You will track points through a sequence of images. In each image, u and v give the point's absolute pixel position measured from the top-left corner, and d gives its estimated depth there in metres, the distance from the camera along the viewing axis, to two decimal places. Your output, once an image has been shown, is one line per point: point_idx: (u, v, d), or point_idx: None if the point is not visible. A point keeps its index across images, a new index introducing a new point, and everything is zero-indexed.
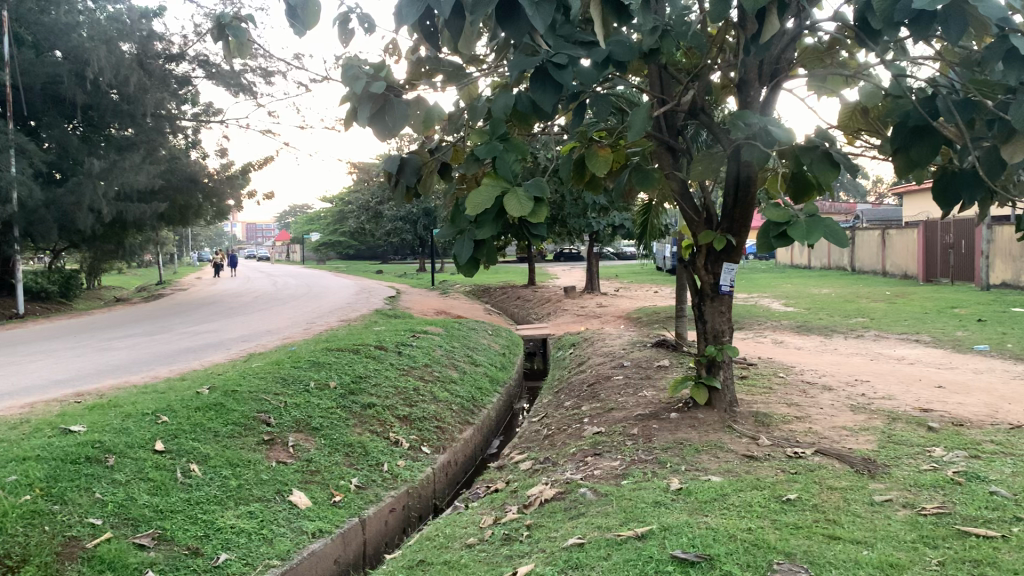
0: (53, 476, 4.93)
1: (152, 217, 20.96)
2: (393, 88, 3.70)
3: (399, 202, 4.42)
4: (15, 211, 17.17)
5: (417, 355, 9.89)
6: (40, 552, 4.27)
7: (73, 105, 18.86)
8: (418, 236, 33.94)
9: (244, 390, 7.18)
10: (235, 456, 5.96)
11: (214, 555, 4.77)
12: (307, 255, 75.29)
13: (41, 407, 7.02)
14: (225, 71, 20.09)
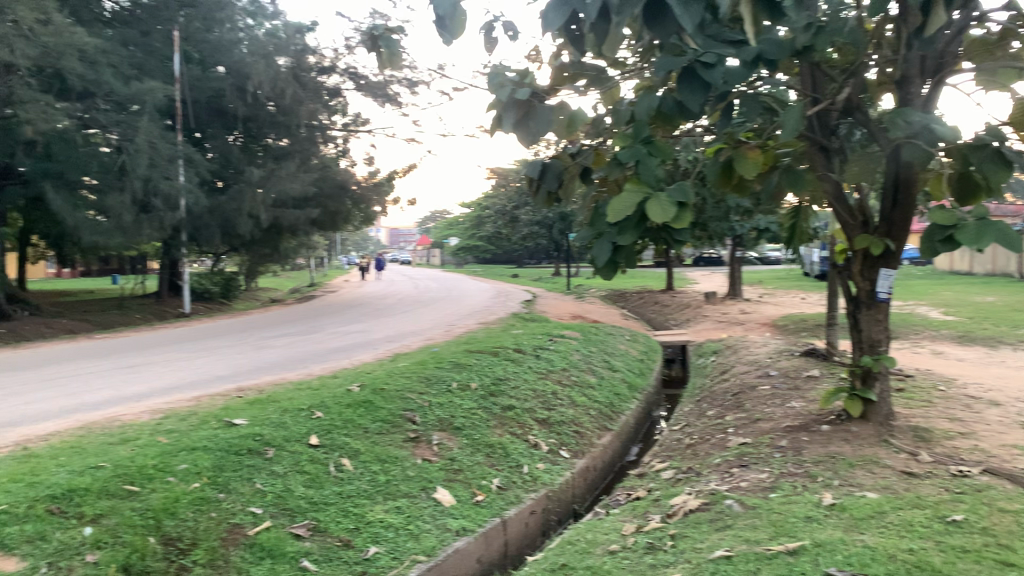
0: (219, 466, 5.25)
1: (305, 222, 22.02)
2: (537, 94, 3.71)
3: (539, 207, 4.42)
4: (183, 217, 18.45)
5: (554, 359, 9.92)
6: (208, 537, 4.56)
7: (234, 117, 20.08)
8: (554, 240, 34.12)
9: (391, 389, 7.41)
10: (383, 452, 6.16)
11: (364, 548, 4.94)
12: (446, 259, 77.19)
13: (207, 400, 7.50)
14: (373, 82, 20.83)
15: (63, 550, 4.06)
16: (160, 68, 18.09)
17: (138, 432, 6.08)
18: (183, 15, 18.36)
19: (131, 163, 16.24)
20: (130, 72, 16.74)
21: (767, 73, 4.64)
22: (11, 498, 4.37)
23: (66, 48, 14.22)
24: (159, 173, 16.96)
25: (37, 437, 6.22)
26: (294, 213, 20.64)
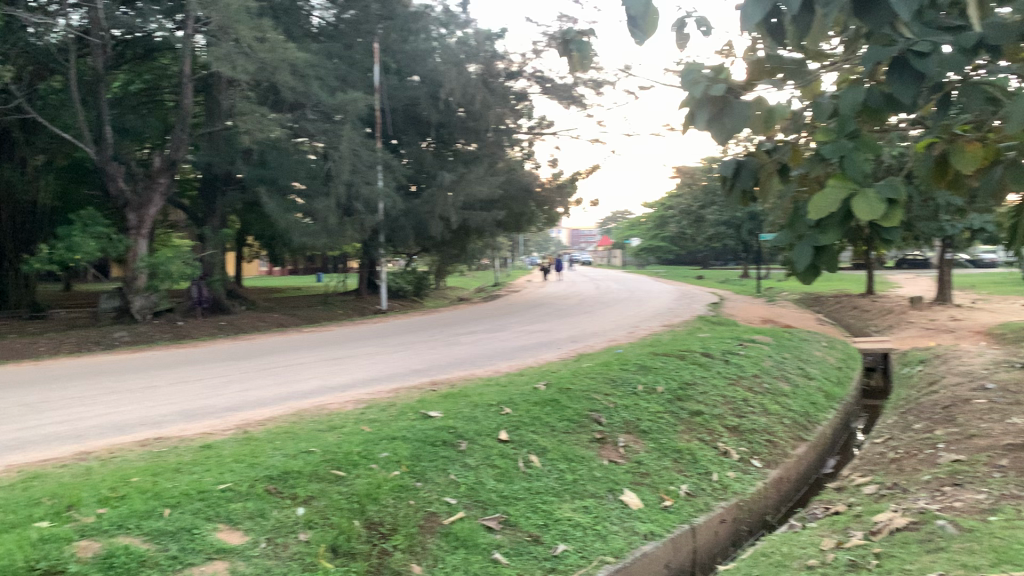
0: (417, 455, 5.51)
1: (492, 224, 22.56)
2: (733, 90, 3.61)
3: (732, 207, 4.27)
4: (381, 219, 19.42)
5: (745, 364, 9.63)
6: (407, 523, 4.77)
7: (428, 124, 20.95)
8: (742, 241, 33.06)
9: (577, 389, 7.47)
10: (570, 451, 6.22)
11: (553, 545, 4.98)
12: (628, 259, 76.76)
13: (404, 393, 7.87)
14: (559, 86, 21.01)
15: (280, 527, 4.39)
16: (361, 79, 19.20)
17: (344, 420, 6.48)
18: (382, 27, 19.36)
19: (334, 169, 17.27)
20: (335, 84, 17.82)
21: (989, 60, 4.27)
22: (234, 477, 4.80)
23: (279, 63, 15.35)
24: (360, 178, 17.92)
25: (255, 422, 6.77)
26: (482, 215, 21.20)
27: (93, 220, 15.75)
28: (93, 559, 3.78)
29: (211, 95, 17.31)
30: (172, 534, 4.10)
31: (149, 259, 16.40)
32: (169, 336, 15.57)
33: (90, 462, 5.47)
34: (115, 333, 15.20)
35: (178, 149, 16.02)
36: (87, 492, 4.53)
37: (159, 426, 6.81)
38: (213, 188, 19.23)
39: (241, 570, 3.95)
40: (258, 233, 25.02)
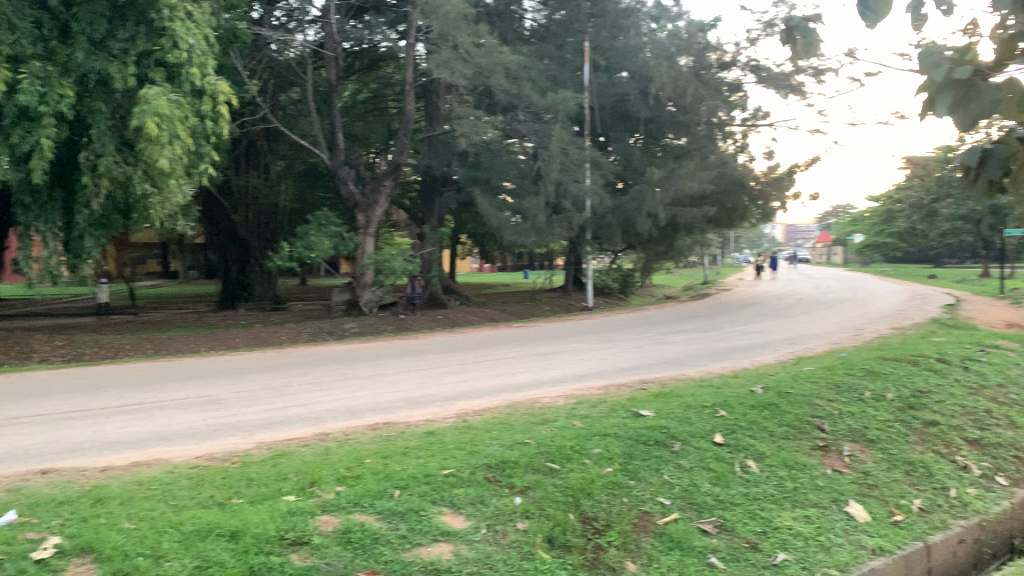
0: (630, 454, 5.52)
1: (703, 220, 22.04)
2: (979, 71, 3.29)
3: (979, 200, 3.84)
4: (590, 216, 19.54)
5: (988, 372, 8.78)
6: (620, 521, 4.75)
7: (637, 120, 20.87)
8: (982, 237, 30.12)
9: (797, 394, 7.16)
10: (790, 458, 5.96)
11: (773, 554, 4.75)
12: (850, 257, 72.12)
13: (616, 390, 7.86)
14: (776, 75, 20.17)
15: (499, 515, 4.54)
16: (572, 78, 19.46)
17: (557, 415, 6.59)
18: (592, 25, 19.51)
19: (545, 168, 17.57)
20: (547, 84, 18.16)
21: None
22: (457, 463, 5.03)
23: (495, 66, 15.88)
24: (570, 176, 18.10)
25: (474, 411, 7.05)
26: (692, 211, 20.77)
27: (326, 220, 17.03)
28: (334, 533, 4.10)
29: (431, 101, 18.22)
30: (402, 514, 4.35)
31: (374, 257, 17.50)
32: (392, 328, 16.53)
33: (328, 442, 5.93)
34: (345, 325, 16.36)
35: (402, 152, 16.93)
36: (327, 470, 4.91)
37: (386, 411, 7.26)
38: (432, 188, 20.18)
39: (463, 554, 4.11)
40: (472, 231, 25.98)
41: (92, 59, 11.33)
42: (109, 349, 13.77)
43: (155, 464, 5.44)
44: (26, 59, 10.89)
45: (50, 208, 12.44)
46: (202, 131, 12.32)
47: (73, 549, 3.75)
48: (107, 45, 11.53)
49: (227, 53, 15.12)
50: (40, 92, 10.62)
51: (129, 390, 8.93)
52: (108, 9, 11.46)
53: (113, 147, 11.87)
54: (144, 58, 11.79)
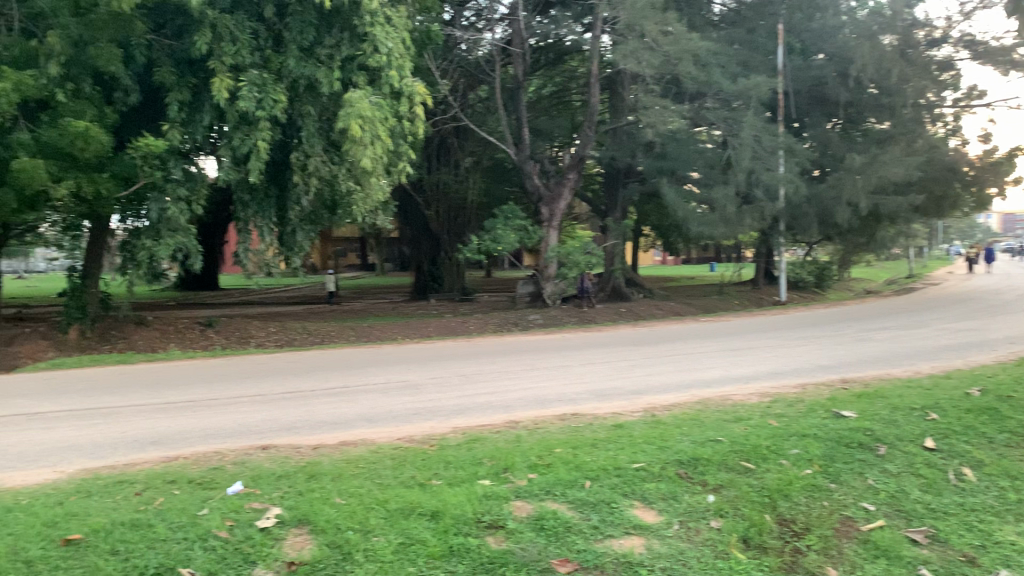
0: (831, 456, 5.27)
1: (908, 209, 20.59)
2: None
3: None
4: (783, 206, 18.74)
5: None
6: (820, 525, 4.54)
7: (836, 104, 19.79)
8: None
9: (1022, 398, 6.55)
10: (1014, 467, 5.39)
11: (994, 570, 4.33)
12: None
13: (812, 389, 7.51)
14: (994, 49, 18.50)
15: (692, 512, 4.47)
16: (764, 63, 18.77)
17: (750, 412, 6.40)
18: (786, 7, 18.69)
19: (735, 157, 17.02)
20: (737, 70, 17.60)
21: None
22: (647, 457, 5.01)
23: (684, 54, 15.52)
24: (761, 165, 17.42)
25: (662, 406, 6.97)
26: (896, 199, 19.44)
27: (512, 213, 17.37)
28: (527, 519, 4.19)
29: (616, 92, 18.13)
30: (594, 504, 4.38)
31: (559, 249, 17.66)
32: (576, 321, 16.64)
33: (519, 430, 6.07)
34: (530, 316, 16.65)
35: (587, 145, 16.96)
36: (520, 457, 5.03)
37: (575, 402, 7.32)
38: (616, 180, 20.07)
39: (656, 548, 4.08)
40: (657, 223, 25.68)
41: (302, 66, 12.12)
42: (315, 336, 14.78)
43: (360, 444, 5.79)
44: (246, 68, 11.84)
45: (266, 204, 13.52)
46: (399, 130, 12.90)
47: (292, 520, 4.05)
48: (315, 51, 12.31)
49: (422, 54, 15.72)
50: (257, 98, 11.51)
51: (333, 374, 9.55)
52: (316, 18, 12.24)
53: (320, 147, 12.75)
54: (348, 62, 12.50)
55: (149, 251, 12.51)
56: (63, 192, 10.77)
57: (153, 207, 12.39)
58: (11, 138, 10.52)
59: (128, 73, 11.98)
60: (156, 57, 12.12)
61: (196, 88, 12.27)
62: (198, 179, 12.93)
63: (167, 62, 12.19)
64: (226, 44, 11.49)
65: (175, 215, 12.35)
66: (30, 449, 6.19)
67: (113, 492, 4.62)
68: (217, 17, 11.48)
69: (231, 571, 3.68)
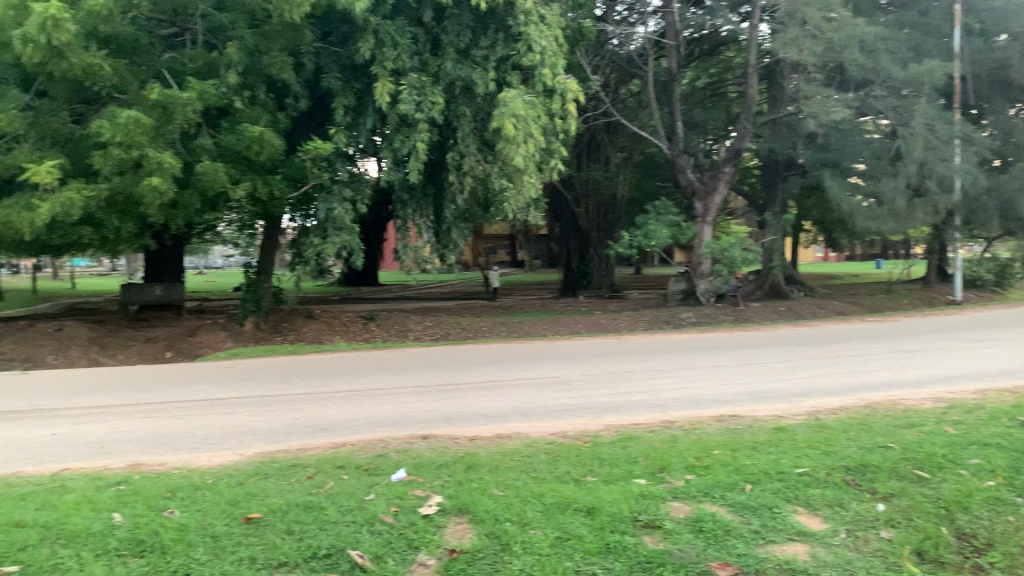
0: (1017, 468, 4.88)
1: None
2: None
3: None
4: (959, 199, 17.49)
5: None
6: (1005, 541, 4.20)
7: (1020, 88, 18.31)
8: None
9: None
10: None
11: None
12: None
13: (995, 395, 6.98)
14: None
15: (860, 520, 4.25)
16: (938, 46, 17.61)
17: (924, 419, 6.02)
18: None
19: (905, 148, 16.07)
20: (908, 55, 16.60)
21: None
22: (811, 462, 4.83)
23: (848, 40, 14.80)
24: (934, 155, 16.33)
25: (827, 410, 6.66)
26: None
27: (665, 209, 17.13)
28: (684, 520, 4.13)
29: (775, 81, 17.51)
30: (754, 508, 4.26)
31: (713, 246, 17.23)
32: (732, 319, 16.21)
33: (674, 430, 5.98)
34: (683, 314, 16.34)
35: (743, 137, 16.49)
36: (676, 458, 4.96)
37: (732, 404, 7.13)
38: (774, 174, 19.37)
39: (821, 557, 3.92)
40: (818, 218, 24.60)
41: (459, 67, 12.43)
42: (468, 330, 15.11)
43: (515, 437, 5.87)
44: (405, 71, 12.26)
45: (423, 203, 13.97)
46: (552, 129, 12.98)
47: (452, 509, 4.17)
48: (471, 53, 12.61)
49: (574, 51, 15.74)
50: (416, 100, 11.89)
51: (487, 368, 9.73)
52: (472, 20, 12.55)
53: (475, 147, 13.02)
54: (502, 62, 12.71)
55: (316, 249, 13.18)
56: (240, 194, 11.52)
57: (320, 207, 13.02)
58: (196, 144, 11.36)
59: (298, 80, 12.66)
60: (323, 64, 12.76)
61: (360, 92, 12.84)
62: (360, 180, 13.49)
63: (333, 68, 12.80)
64: (387, 49, 11.95)
65: (340, 214, 12.93)
66: (213, 432, 6.67)
67: (288, 475, 4.91)
68: (379, 24, 11.96)
69: (395, 554, 3.82)
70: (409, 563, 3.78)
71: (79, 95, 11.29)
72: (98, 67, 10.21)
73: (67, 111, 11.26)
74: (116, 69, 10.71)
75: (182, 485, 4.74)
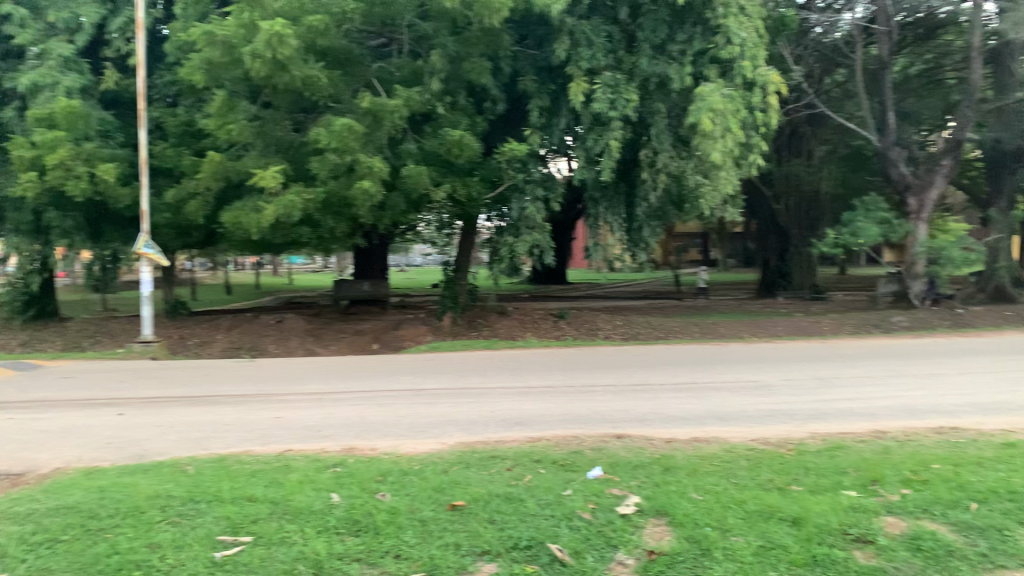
0: None
1: None
2: None
3: None
4: None
5: None
6: None
7: None
8: None
9: None
10: None
11: None
12: None
13: None
14: None
15: None
16: None
17: None
18: None
19: None
20: None
21: None
22: None
23: None
24: None
25: None
26: None
27: (874, 206, 16.13)
28: (901, 536, 3.88)
29: (1002, 64, 16.01)
30: (981, 530, 3.93)
31: (928, 245, 16.03)
32: (950, 324, 15.01)
33: (887, 441, 5.62)
34: (893, 318, 15.32)
35: (964, 127, 15.22)
36: (890, 470, 4.66)
37: (952, 415, 6.60)
38: (1001, 167, 17.71)
39: None
40: None
41: (654, 64, 12.32)
42: (660, 330, 14.95)
43: (713, 441, 5.74)
44: (600, 70, 12.30)
45: (615, 200, 14.00)
46: (752, 122, 12.49)
47: (650, 510, 4.15)
48: (667, 48, 12.46)
49: (775, 41, 15.19)
50: (610, 98, 11.88)
51: (682, 370, 9.57)
52: (669, 15, 12.39)
53: (669, 144, 12.87)
54: (700, 57, 12.46)
55: (511, 247, 13.51)
56: (441, 194, 12.03)
57: (515, 206, 13.34)
58: (401, 148, 11.99)
59: (496, 83, 13.04)
60: (520, 67, 13.05)
61: (555, 93, 13.02)
62: (554, 180, 13.66)
63: (530, 70, 13.08)
64: (583, 49, 12.05)
65: (533, 213, 13.21)
66: (416, 421, 7.00)
67: (488, 466, 5.07)
68: (575, 24, 12.07)
69: (594, 551, 3.84)
70: (608, 561, 3.79)
71: (298, 105, 12.21)
72: (315, 79, 11.00)
73: (288, 120, 12.21)
74: (331, 80, 11.48)
75: (391, 470, 5.01)
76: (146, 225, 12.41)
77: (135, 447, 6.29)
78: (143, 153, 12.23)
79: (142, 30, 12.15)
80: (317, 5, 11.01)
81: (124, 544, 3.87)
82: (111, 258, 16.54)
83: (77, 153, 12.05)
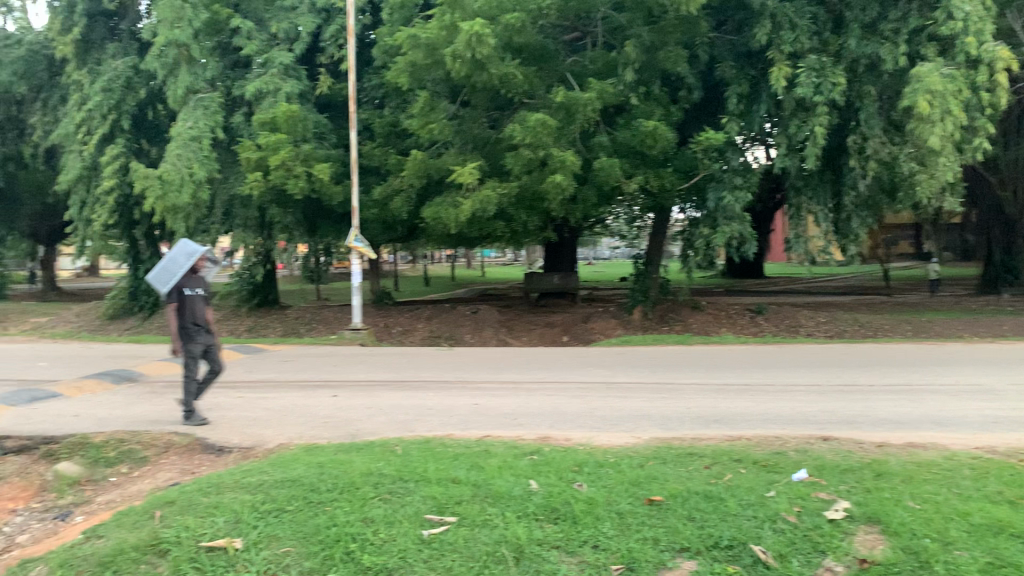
0: None
1: None
2: None
3: None
4: None
5: None
6: None
7: None
8: None
9: None
10: None
11: None
12: None
13: None
14: None
15: None
16: None
17: None
18: None
19: None
20: None
21: None
22: None
23: None
24: None
25: None
26: None
27: None
28: None
29: None
30: None
31: None
32: None
33: None
34: None
35: None
36: None
37: None
38: None
39: None
40: None
41: (864, 45, 11.62)
42: (868, 328, 14.08)
43: (930, 448, 5.35)
44: (805, 53, 11.77)
45: (820, 189, 13.32)
46: (976, 103, 11.44)
47: (862, 516, 3.94)
48: (879, 28, 11.72)
49: (1003, 14, 13.93)
50: (815, 83, 11.29)
51: (893, 370, 8.99)
52: None
53: (881, 128, 12.08)
54: (917, 34, 11.63)
55: (706, 239, 13.14)
56: (633, 187, 11.95)
57: (712, 196, 12.94)
58: (594, 141, 12.04)
59: (692, 72, 12.78)
60: (718, 54, 12.72)
61: (754, 79, 12.59)
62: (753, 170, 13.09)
63: (728, 57, 12.72)
64: (785, 33, 11.57)
65: (730, 203, 12.66)
66: (610, 414, 7.02)
67: (686, 463, 5.00)
68: (777, 7, 11.61)
69: (800, 555, 3.71)
70: (815, 567, 3.65)
71: (495, 103, 12.55)
72: (512, 76, 11.25)
73: (485, 117, 12.58)
74: (527, 76, 11.71)
75: (587, 461, 5.06)
76: (356, 220, 13.21)
77: (348, 427, 6.74)
78: (354, 152, 13.03)
79: (353, 36, 12.93)
80: (514, 3, 11.25)
81: (341, 518, 4.16)
82: (323, 251, 17.75)
83: (297, 153, 13.03)
